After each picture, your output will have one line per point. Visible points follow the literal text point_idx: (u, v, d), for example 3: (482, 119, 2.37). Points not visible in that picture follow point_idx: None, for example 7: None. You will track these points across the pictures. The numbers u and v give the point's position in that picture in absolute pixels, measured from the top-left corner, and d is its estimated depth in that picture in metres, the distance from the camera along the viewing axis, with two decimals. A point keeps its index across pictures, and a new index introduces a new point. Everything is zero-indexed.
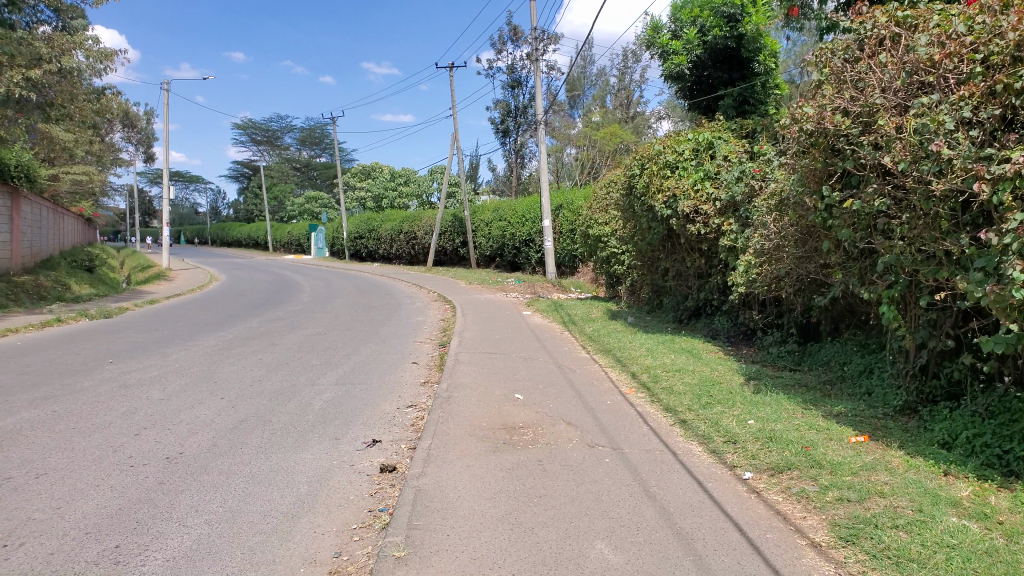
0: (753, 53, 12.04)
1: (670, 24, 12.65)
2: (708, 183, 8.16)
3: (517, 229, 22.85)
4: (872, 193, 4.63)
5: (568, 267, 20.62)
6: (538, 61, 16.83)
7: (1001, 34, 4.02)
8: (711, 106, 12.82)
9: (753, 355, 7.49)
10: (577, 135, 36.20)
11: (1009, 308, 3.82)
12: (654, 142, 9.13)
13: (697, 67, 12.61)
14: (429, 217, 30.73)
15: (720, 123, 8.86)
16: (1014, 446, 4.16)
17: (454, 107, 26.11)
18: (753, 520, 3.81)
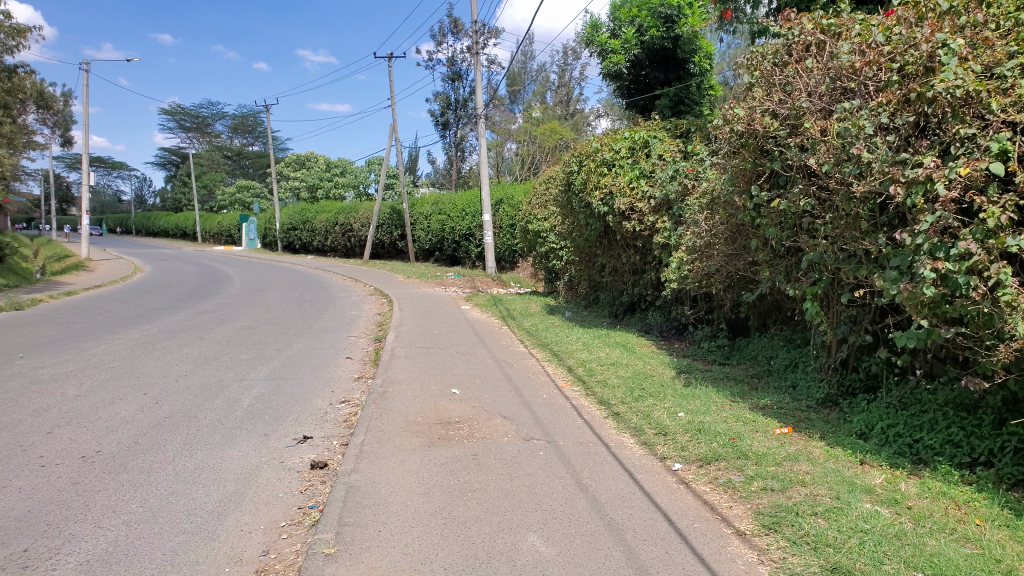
0: (688, 54, 12.27)
1: (608, 23, 12.89)
2: (643, 181, 8.29)
3: (456, 223, 22.82)
4: (797, 193, 4.82)
5: (507, 262, 20.79)
6: (477, 54, 16.80)
7: (916, 45, 4.22)
8: (649, 104, 13.04)
9: (684, 349, 7.68)
10: (516, 132, 36.38)
11: (920, 305, 4.04)
12: (591, 139, 9.26)
13: (634, 67, 12.80)
14: (365, 209, 30.33)
15: (655, 122, 9.03)
16: (924, 435, 4.46)
17: (392, 99, 25.83)
18: (681, 510, 3.92)
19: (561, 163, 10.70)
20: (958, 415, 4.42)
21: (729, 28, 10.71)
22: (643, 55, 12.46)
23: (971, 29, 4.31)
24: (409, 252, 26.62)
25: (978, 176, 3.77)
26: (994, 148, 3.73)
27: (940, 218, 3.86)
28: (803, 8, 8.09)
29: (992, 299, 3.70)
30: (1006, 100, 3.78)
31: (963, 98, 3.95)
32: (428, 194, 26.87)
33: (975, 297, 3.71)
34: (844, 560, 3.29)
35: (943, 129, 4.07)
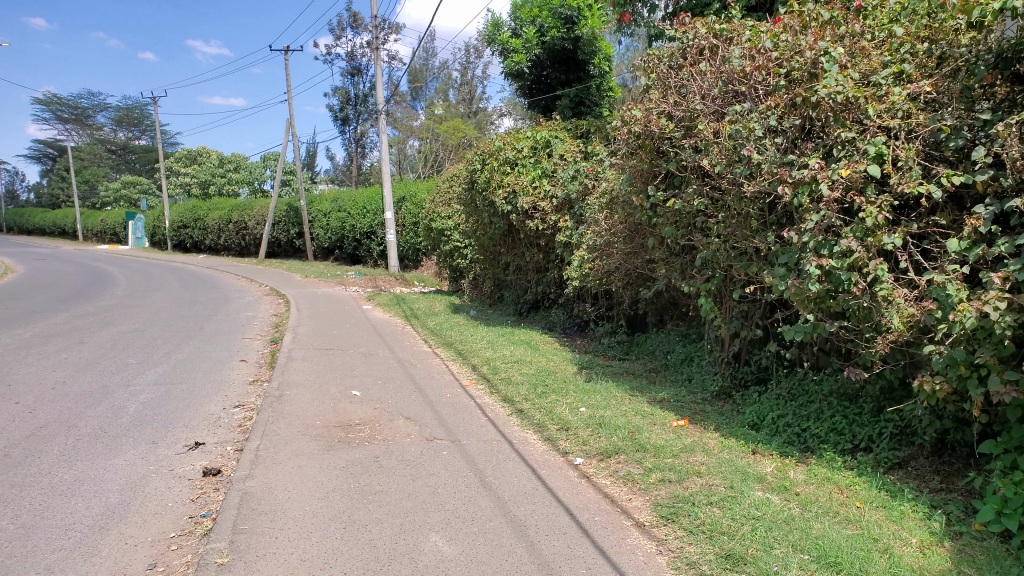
0: (589, 56, 12.54)
1: (510, 22, 13.04)
2: (546, 181, 8.39)
3: (357, 221, 22.46)
4: (691, 193, 4.98)
5: (410, 260, 20.68)
6: (378, 49, 16.59)
7: (802, 52, 4.43)
8: (550, 105, 13.13)
9: (586, 345, 7.82)
10: (420, 129, 36.17)
11: (806, 300, 4.25)
12: (494, 138, 9.29)
13: (535, 67, 12.93)
14: (261, 206, 29.40)
15: (556, 122, 9.17)
16: (810, 424, 4.70)
17: (288, 93, 25.12)
18: (583, 504, 3.97)
19: (464, 161, 10.69)
20: (841, 405, 4.68)
21: (627, 31, 11.00)
22: (543, 55, 12.63)
23: (850, 39, 4.59)
24: (310, 251, 26.00)
25: (858, 177, 4.01)
26: (871, 151, 3.97)
27: (823, 217, 4.07)
28: (696, 14, 8.41)
29: (870, 294, 3.99)
30: (881, 107, 4.06)
31: (844, 104, 4.17)
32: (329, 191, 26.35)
33: (855, 291, 3.97)
34: (738, 547, 3.42)
35: (826, 133, 4.30)
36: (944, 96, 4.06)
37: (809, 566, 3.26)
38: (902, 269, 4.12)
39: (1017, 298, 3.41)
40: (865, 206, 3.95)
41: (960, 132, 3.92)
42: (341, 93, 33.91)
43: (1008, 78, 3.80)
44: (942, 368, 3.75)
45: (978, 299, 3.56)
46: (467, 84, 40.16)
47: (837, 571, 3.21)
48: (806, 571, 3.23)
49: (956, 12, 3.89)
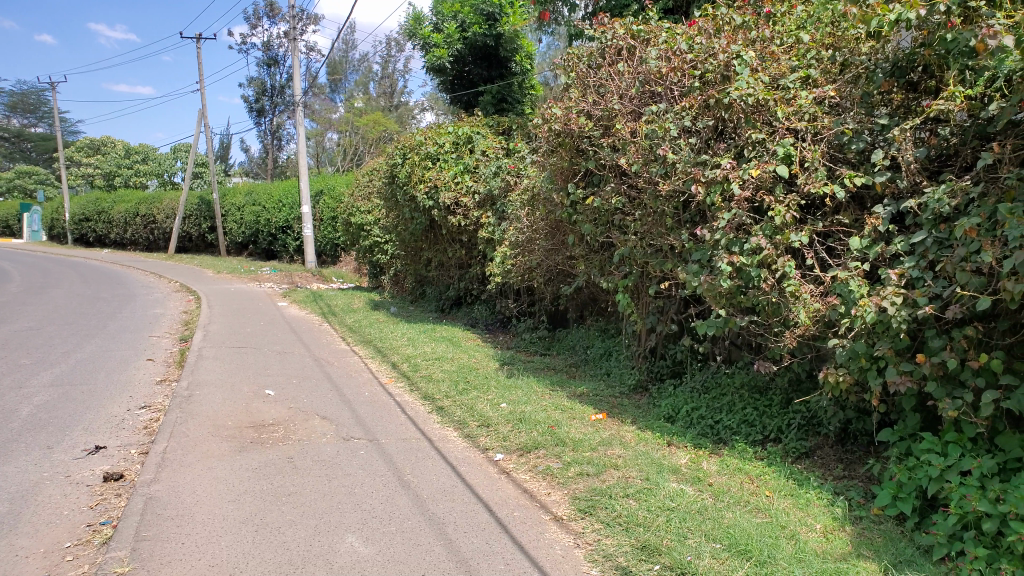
0: (511, 53, 12.66)
1: (431, 17, 12.93)
2: (468, 176, 8.38)
3: (273, 215, 21.89)
4: (610, 192, 5.07)
5: (329, 256, 20.33)
6: (295, 39, 16.16)
7: (715, 55, 4.54)
8: (471, 101, 13.17)
9: (508, 341, 7.86)
10: (339, 123, 35.52)
11: (718, 296, 4.38)
12: (415, 133, 9.20)
13: (457, 62, 12.88)
14: (171, 200, 28.32)
15: (478, 118, 9.17)
16: (723, 416, 4.85)
17: (201, 82, 24.24)
18: (502, 500, 3.98)
19: (385, 155, 10.55)
20: (752, 397, 4.86)
21: (548, 29, 11.07)
22: (465, 51, 12.59)
23: (760, 43, 4.73)
24: (224, 245, 25.19)
25: (767, 177, 4.16)
26: (780, 152, 4.13)
27: (735, 216, 4.21)
28: (615, 15, 8.54)
29: (778, 290, 4.15)
30: (789, 110, 4.24)
31: (755, 106, 4.32)
32: (245, 185, 25.58)
33: (764, 288, 4.12)
34: (653, 538, 3.50)
35: (738, 134, 4.44)
36: (846, 101, 4.31)
37: (720, 555, 3.37)
38: (808, 266, 4.31)
39: (912, 295, 3.64)
40: (773, 206, 4.11)
41: (861, 135, 4.18)
42: (259, 83, 32.92)
43: (904, 86, 4.10)
44: (844, 361, 3.95)
45: (877, 295, 3.76)
46: (391, 78, 39.72)
47: (746, 558, 3.34)
48: (717, 559, 3.34)
49: (857, 21, 4.09)
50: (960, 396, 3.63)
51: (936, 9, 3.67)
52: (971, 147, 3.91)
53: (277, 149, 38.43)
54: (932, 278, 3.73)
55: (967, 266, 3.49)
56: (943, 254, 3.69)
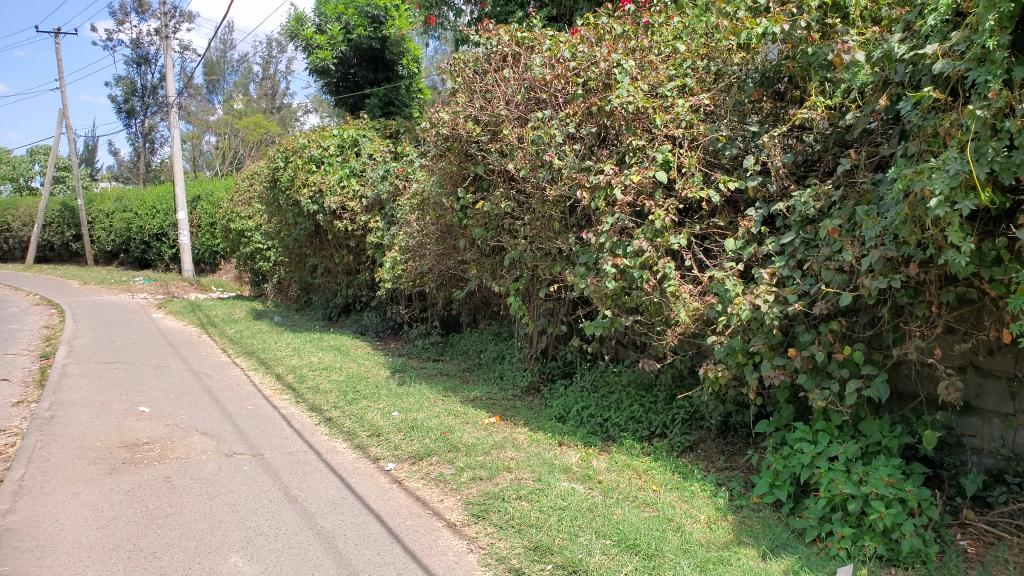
0: (396, 56, 12.56)
1: (313, 18, 12.64)
2: (354, 180, 8.27)
3: (145, 222, 20.75)
4: (499, 197, 5.11)
5: (208, 264, 19.46)
6: (167, 36, 15.37)
7: (597, 63, 4.67)
8: (358, 104, 12.99)
9: (400, 347, 7.79)
10: (218, 126, 34.07)
11: (605, 297, 4.52)
12: (299, 136, 8.97)
13: (341, 64, 12.60)
14: (29, 207, 26.27)
15: (364, 121, 9.10)
16: (612, 414, 4.99)
17: (62, 80, 22.62)
18: (394, 509, 3.93)
19: (267, 158, 10.20)
20: (638, 394, 5.03)
21: (434, 32, 11.07)
22: (350, 53, 12.37)
23: (640, 52, 4.92)
24: (91, 254, 23.62)
25: (647, 182, 4.30)
26: (659, 158, 4.29)
27: (618, 220, 4.35)
28: (499, 21, 8.64)
29: (660, 290, 4.31)
30: (667, 117, 4.42)
31: (635, 113, 4.47)
32: (114, 190, 24.12)
33: (647, 288, 4.27)
34: (545, 538, 3.54)
35: (620, 141, 4.59)
36: (720, 109, 4.53)
37: (610, 550, 3.45)
38: (687, 267, 4.49)
39: (782, 292, 3.87)
40: (653, 210, 4.27)
41: (734, 142, 4.41)
42: (131, 82, 31.02)
43: (772, 95, 4.36)
44: (723, 357, 4.14)
45: (751, 294, 3.97)
46: (277, 80, 38.60)
47: (635, 552, 3.44)
48: (607, 555, 3.42)
49: (728, 34, 4.34)
50: (827, 387, 3.89)
51: (798, 24, 3.98)
52: (832, 153, 4.20)
53: (149, 151, 36.37)
54: (800, 277, 3.98)
55: (830, 265, 3.75)
56: (809, 253, 3.94)
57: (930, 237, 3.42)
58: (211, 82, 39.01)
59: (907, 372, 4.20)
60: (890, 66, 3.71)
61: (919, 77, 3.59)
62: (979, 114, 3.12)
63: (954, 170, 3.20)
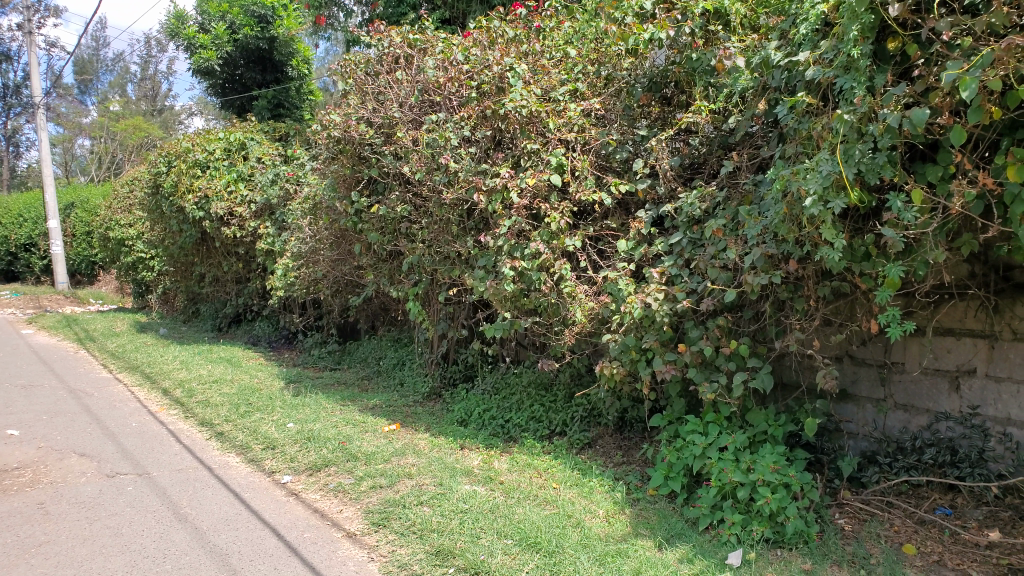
0: (286, 58, 12.38)
1: (196, 16, 12.16)
2: (242, 185, 8.06)
3: (11, 232, 19.42)
4: (394, 200, 5.07)
5: (86, 274, 18.48)
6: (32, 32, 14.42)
7: (490, 66, 4.68)
8: (245, 106, 12.64)
9: (295, 356, 7.68)
10: (94, 128, 32.25)
11: (504, 299, 4.56)
12: (182, 140, 8.62)
13: (227, 65, 12.21)
14: None
15: (252, 124, 8.92)
16: (513, 415, 5.07)
17: None
18: (291, 522, 3.85)
19: (148, 163, 9.73)
20: (538, 394, 5.14)
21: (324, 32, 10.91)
22: (237, 54, 12.04)
23: (532, 56, 4.95)
24: None
25: (542, 185, 4.36)
26: (553, 162, 4.36)
27: (515, 223, 4.39)
28: (391, 23, 8.58)
29: (557, 291, 4.40)
30: (560, 122, 4.50)
31: (528, 117, 4.52)
32: None
33: (545, 289, 4.35)
34: (447, 542, 3.54)
35: (515, 144, 4.64)
36: (610, 113, 4.64)
37: (511, 550, 3.49)
38: (582, 268, 4.59)
39: (671, 290, 3.99)
40: (549, 213, 4.34)
41: (624, 146, 4.54)
42: None
43: (660, 100, 4.53)
44: (617, 354, 4.24)
45: (643, 292, 4.08)
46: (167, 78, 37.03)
47: (536, 550, 3.48)
48: (509, 555, 3.45)
49: (616, 39, 4.46)
50: (716, 379, 4.05)
51: (683, 31, 4.13)
52: (716, 156, 4.38)
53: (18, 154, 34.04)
54: (688, 275, 4.12)
55: (716, 263, 3.90)
56: (696, 252, 4.09)
57: (806, 234, 3.61)
58: (88, 80, 36.83)
59: (789, 363, 4.43)
60: (768, 72, 3.89)
61: (794, 82, 3.78)
62: (846, 118, 3.30)
63: (826, 171, 3.39)
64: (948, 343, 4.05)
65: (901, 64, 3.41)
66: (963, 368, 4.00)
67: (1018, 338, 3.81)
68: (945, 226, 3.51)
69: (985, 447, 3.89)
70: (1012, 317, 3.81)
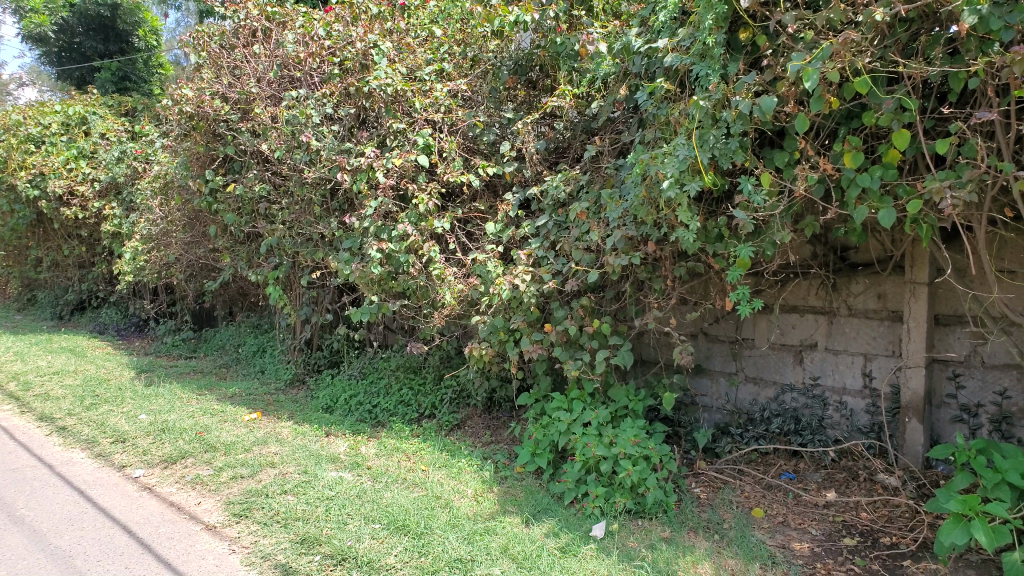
0: (130, 26, 12.27)
1: None
2: (84, 162, 7.66)
3: None
4: (252, 178, 4.94)
5: None
6: None
7: (353, 43, 4.54)
8: (86, 77, 12.49)
9: (147, 345, 7.33)
10: None
11: (370, 283, 4.48)
12: (10, 111, 8.01)
13: (63, 32, 12.15)
14: None
15: (94, 96, 8.33)
16: (380, 400, 5.04)
17: None
18: (143, 518, 3.66)
19: None
20: (407, 377, 5.21)
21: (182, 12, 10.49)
22: (74, 21, 12.01)
23: (397, 34, 4.89)
24: None
25: (409, 166, 4.30)
26: (421, 143, 4.29)
27: (382, 203, 4.31)
28: None
29: (426, 273, 4.38)
30: (426, 101, 4.43)
31: (393, 96, 4.46)
32: None
33: (413, 272, 4.31)
34: (313, 529, 3.47)
35: (379, 123, 4.59)
36: (477, 95, 4.64)
37: (379, 534, 3.46)
38: (451, 251, 4.57)
39: (538, 272, 4.03)
40: (416, 194, 4.28)
41: (490, 128, 4.54)
42: None
43: (525, 83, 4.57)
44: (486, 335, 4.25)
45: (510, 274, 4.10)
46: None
47: (404, 533, 3.47)
48: (377, 539, 3.42)
49: (482, 20, 4.36)
50: (580, 357, 4.13)
51: (547, 15, 4.16)
52: (579, 140, 4.45)
53: None
54: (554, 257, 4.16)
55: (580, 245, 3.97)
56: (562, 235, 4.15)
57: (663, 217, 3.72)
58: None
59: (650, 341, 4.60)
60: (628, 58, 3.98)
61: (653, 69, 3.89)
62: (702, 104, 3.40)
63: (682, 156, 3.48)
64: (794, 319, 4.32)
65: (751, 54, 3.53)
66: (806, 343, 4.28)
67: (853, 313, 4.10)
68: (790, 209, 3.70)
69: (824, 415, 4.19)
70: (849, 295, 4.10)
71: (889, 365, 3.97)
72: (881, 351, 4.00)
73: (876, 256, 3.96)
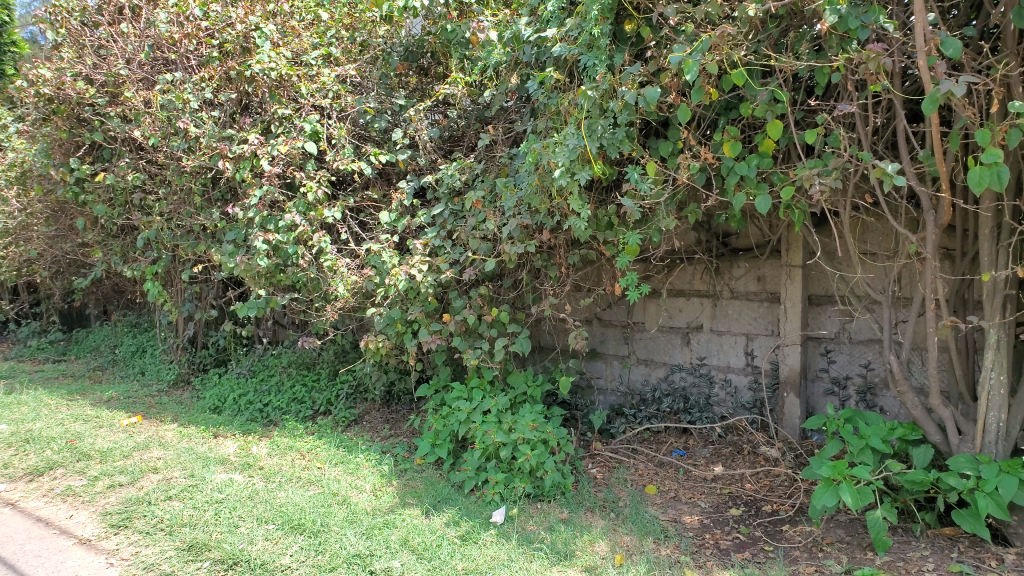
0: None
1: None
2: None
3: None
4: (124, 167, 4.63)
5: None
6: None
7: (232, 24, 4.31)
8: None
9: (7, 349, 6.76)
10: None
11: (257, 276, 4.31)
12: None
13: None
14: None
15: None
16: (272, 398, 4.87)
17: None
18: (7, 537, 3.37)
19: None
20: (300, 373, 5.08)
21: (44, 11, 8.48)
22: None
23: (280, 16, 4.55)
24: None
25: (296, 153, 4.15)
26: (308, 129, 4.15)
27: (267, 192, 4.14)
28: None
29: (317, 265, 4.24)
30: (312, 86, 4.28)
31: (278, 80, 4.31)
32: None
33: (303, 264, 4.17)
34: (201, 535, 3.30)
35: (263, 109, 4.43)
36: (367, 81, 4.53)
37: (273, 535, 3.34)
38: (344, 241, 4.46)
39: (435, 261, 3.99)
40: (304, 182, 4.14)
41: (382, 115, 4.45)
42: None
43: (417, 69, 4.52)
44: (382, 327, 4.18)
45: (405, 264, 4.02)
46: None
47: (300, 532, 3.37)
48: (271, 540, 3.30)
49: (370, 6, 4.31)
50: (478, 346, 4.13)
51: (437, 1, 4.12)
52: (473, 129, 4.44)
53: None
54: (450, 246, 4.13)
55: (476, 233, 3.97)
56: (457, 224, 4.12)
57: (556, 205, 3.77)
58: None
59: (546, 328, 4.68)
60: (519, 46, 3.97)
61: (543, 58, 3.91)
62: (590, 94, 3.47)
63: (572, 145, 3.53)
64: (680, 303, 4.51)
65: (636, 46, 3.63)
66: (692, 325, 4.48)
67: (735, 296, 4.33)
68: (675, 196, 3.84)
69: (710, 393, 4.41)
70: (730, 278, 4.33)
71: (768, 344, 4.22)
72: (761, 331, 4.25)
73: (755, 241, 4.18)
